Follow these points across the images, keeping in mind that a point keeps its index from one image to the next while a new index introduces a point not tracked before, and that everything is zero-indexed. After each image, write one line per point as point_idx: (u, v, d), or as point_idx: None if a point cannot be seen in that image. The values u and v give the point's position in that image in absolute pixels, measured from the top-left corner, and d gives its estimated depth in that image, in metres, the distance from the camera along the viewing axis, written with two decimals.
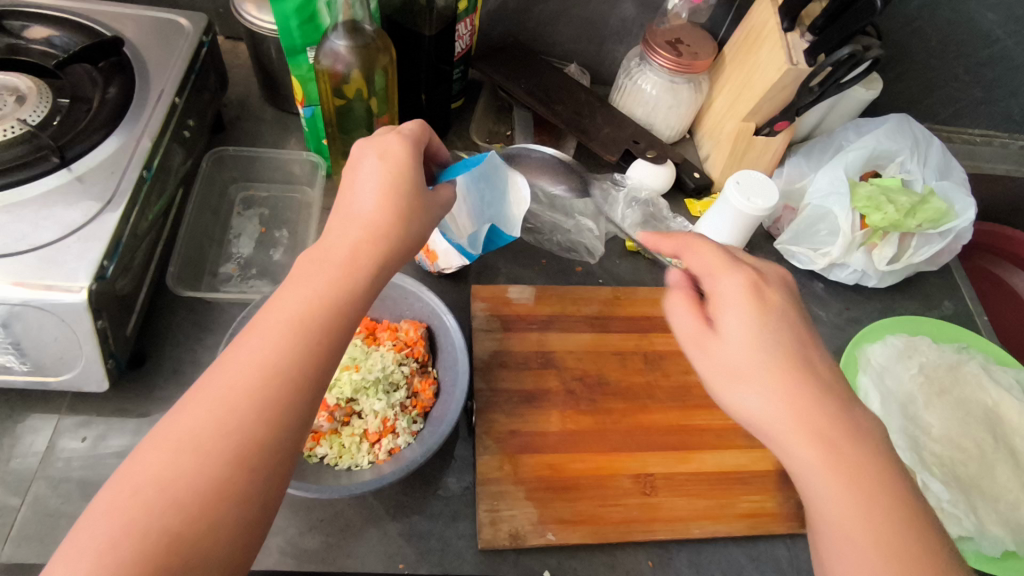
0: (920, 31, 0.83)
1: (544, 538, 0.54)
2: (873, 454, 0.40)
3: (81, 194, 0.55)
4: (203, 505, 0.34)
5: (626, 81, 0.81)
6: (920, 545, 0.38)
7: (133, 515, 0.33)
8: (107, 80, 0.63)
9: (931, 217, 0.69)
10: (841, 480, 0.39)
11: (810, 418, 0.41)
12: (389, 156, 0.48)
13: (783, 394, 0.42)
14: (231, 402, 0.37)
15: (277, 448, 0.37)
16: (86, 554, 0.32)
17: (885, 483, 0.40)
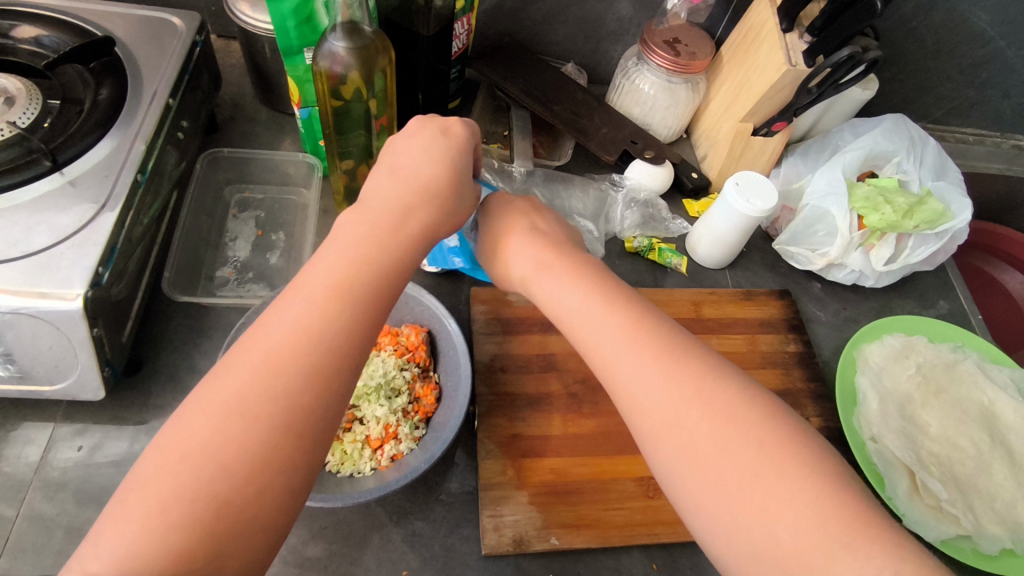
0: (916, 31, 0.83)
1: (547, 543, 0.54)
2: (606, 280, 0.49)
3: (75, 198, 0.54)
4: (251, 471, 0.34)
5: (623, 81, 0.81)
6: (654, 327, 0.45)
7: (174, 482, 0.33)
8: (99, 82, 0.61)
9: (928, 218, 0.70)
10: (581, 291, 0.48)
11: (558, 262, 0.51)
12: (453, 134, 0.51)
13: (537, 252, 0.52)
14: (278, 369, 0.36)
15: (322, 417, 0.37)
16: (133, 517, 0.32)
17: (619, 295, 0.48)
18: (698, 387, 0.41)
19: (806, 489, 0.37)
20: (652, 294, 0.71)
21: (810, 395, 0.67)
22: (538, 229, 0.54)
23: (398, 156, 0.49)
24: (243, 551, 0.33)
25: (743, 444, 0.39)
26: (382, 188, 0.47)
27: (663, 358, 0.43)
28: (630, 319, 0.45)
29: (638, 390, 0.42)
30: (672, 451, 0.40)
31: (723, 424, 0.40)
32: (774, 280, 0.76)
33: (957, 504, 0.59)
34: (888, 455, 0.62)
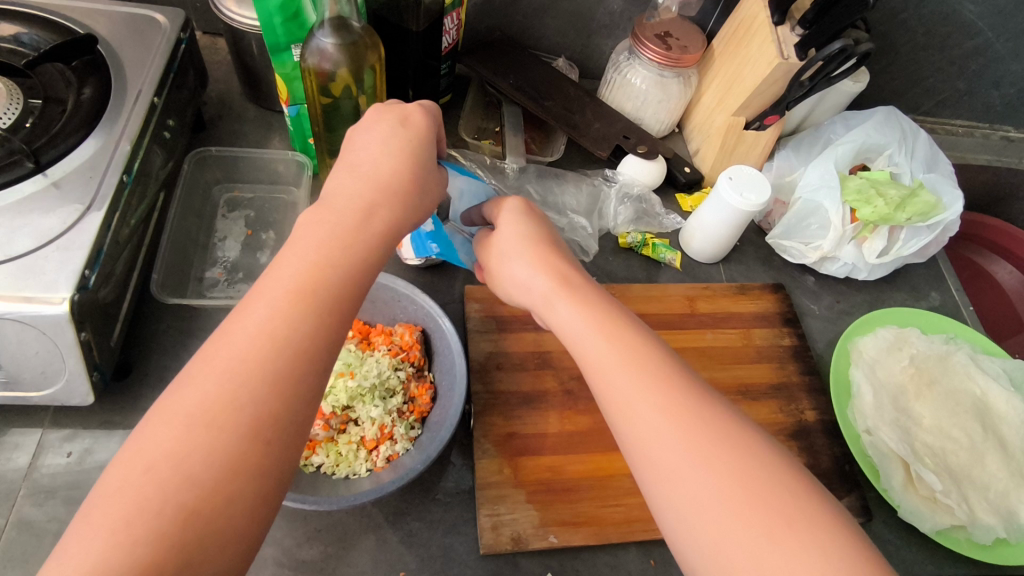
0: (906, 23, 0.83)
1: (545, 541, 0.54)
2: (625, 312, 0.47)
3: (59, 200, 0.52)
4: (218, 480, 0.33)
5: (615, 75, 0.80)
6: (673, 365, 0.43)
7: (142, 493, 0.32)
8: (82, 81, 0.60)
9: (920, 210, 0.70)
10: (594, 321, 0.46)
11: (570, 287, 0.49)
12: (412, 125, 0.50)
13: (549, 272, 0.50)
14: (240, 376, 0.36)
15: (292, 422, 0.36)
16: (99, 532, 0.31)
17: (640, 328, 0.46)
18: (717, 432, 0.40)
19: (814, 541, 0.36)
20: (646, 289, 0.71)
21: (805, 388, 0.67)
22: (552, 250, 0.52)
23: (362, 153, 0.48)
24: (217, 559, 0.32)
25: (758, 497, 0.37)
26: (347, 187, 0.46)
27: (674, 396, 0.41)
28: (638, 347, 0.44)
29: (650, 423, 0.41)
30: (681, 487, 0.38)
31: (730, 466, 0.38)
32: (768, 273, 0.76)
33: (951, 495, 0.60)
34: (884, 447, 0.62)
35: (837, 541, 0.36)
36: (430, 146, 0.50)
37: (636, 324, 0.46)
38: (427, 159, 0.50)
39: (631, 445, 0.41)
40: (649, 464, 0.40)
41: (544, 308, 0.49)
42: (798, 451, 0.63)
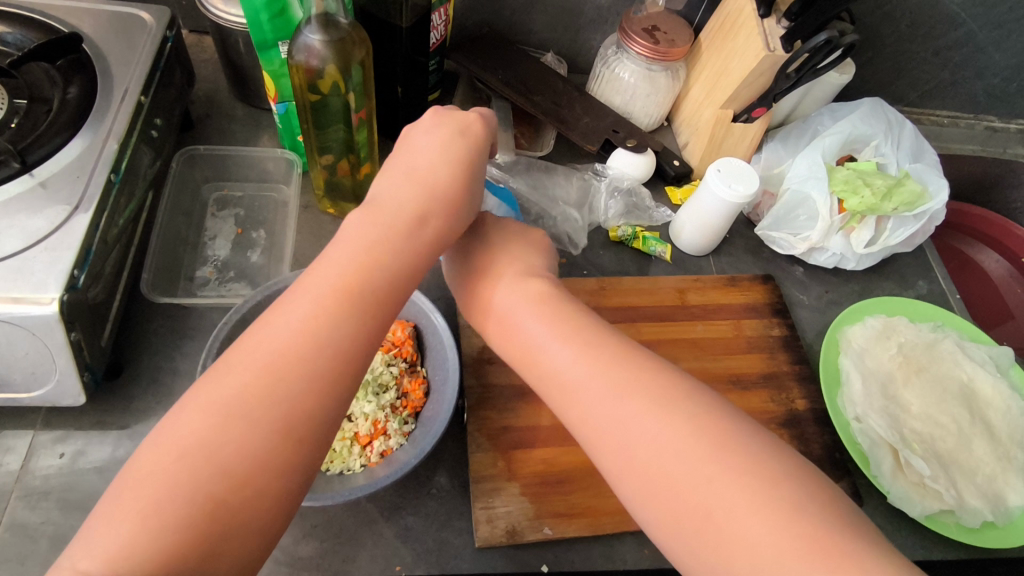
0: (891, 14, 0.84)
1: (540, 533, 0.54)
2: (559, 300, 0.50)
3: (47, 200, 0.52)
4: (248, 474, 0.34)
5: (603, 70, 0.80)
6: (602, 344, 0.46)
7: (170, 482, 0.32)
8: (67, 80, 0.60)
9: (906, 199, 0.71)
10: (534, 312, 0.49)
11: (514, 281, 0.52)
12: (470, 133, 0.51)
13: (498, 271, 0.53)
14: (278, 373, 0.36)
15: (325, 422, 0.36)
16: (126, 517, 0.31)
17: (572, 315, 0.48)
18: (643, 402, 0.42)
19: (747, 487, 0.37)
20: (637, 282, 0.71)
21: (796, 377, 0.68)
22: (504, 254, 0.54)
23: (415, 157, 0.49)
24: (240, 549, 0.33)
25: (691, 455, 0.39)
26: (394, 190, 0.46)
27: (604, 375, 0.44)
28: (604, 353, 0.45)
29: (586, 406, 0.43)
30: (623, 462, 0.41)
31: (661, 431, 0.40)
32: (757, 265, 0.77)
33: (940, 480, 0.60)
34: (873, 434, 0.63)
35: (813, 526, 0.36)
36: (483, 157, 0.51)
37: (602, 328, 0.47)
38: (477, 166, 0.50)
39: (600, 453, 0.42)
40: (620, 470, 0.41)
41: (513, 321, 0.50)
42: (790, 439, 0.64)
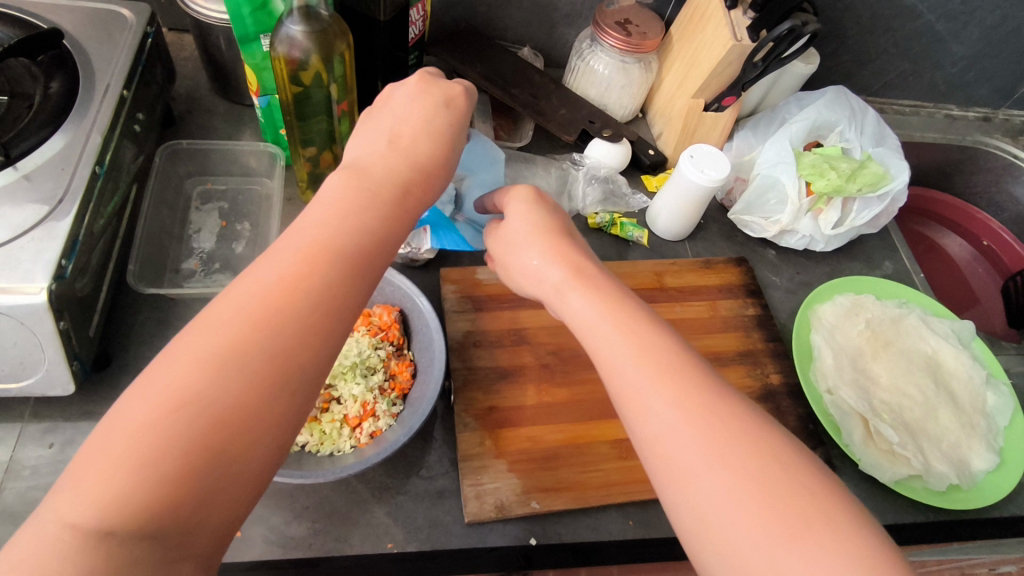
0: (852, 8, 0.88)
1: (527, 507, 0.56)
2: (629, 296, 0.47)
3: (29, 193, 0.53)
4: (245, 424, 0.34)
5: (579, 63, 0.83)
6: (676, 349, 0.43)
7: (164, 427, 0.32)
8: (48, 75, 0.60)
9: (869, 181, 0.74)
10: (602, 304, 0.46)
11: (575, 268, 0.49)
12: (453, 107, 0.52)
13: (554, 254, 0.50)
14: (273, 326, 0.37)
15: (313, 377, 0.38)
16: (122, 465, 0.31)
17: (642, 315, 0.45)
18: (721, 420, 0.39)
19: (823, 531, 0.36)
20: (616, 267, 0.73)
21: (770, 353, 0.70)
22: (561, 239, 0.51)
23: (398, 122, 0.49)
24: (231, 500, 0.34)
25: (765, 487, 0.37)
26: (380, 159, 0.46)
27: (679, 383, 0.41)
28: (657, 348, 0.43)
29: (658, 407, 0.40)
30: (692, 468, 0.38)
31: (740, 456, 0.38)
32: (731, 249, 0.79)
33: (908, 446, 0.64)
34: (845, 406, 0.65)
35: (860, 545, 0.35)
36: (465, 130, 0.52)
37: (655, 321, 0.45)
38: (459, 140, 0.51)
39: (642, 445, 0.40)
40: (663, 465, 0.39)
41: (558, 299, 0.48)
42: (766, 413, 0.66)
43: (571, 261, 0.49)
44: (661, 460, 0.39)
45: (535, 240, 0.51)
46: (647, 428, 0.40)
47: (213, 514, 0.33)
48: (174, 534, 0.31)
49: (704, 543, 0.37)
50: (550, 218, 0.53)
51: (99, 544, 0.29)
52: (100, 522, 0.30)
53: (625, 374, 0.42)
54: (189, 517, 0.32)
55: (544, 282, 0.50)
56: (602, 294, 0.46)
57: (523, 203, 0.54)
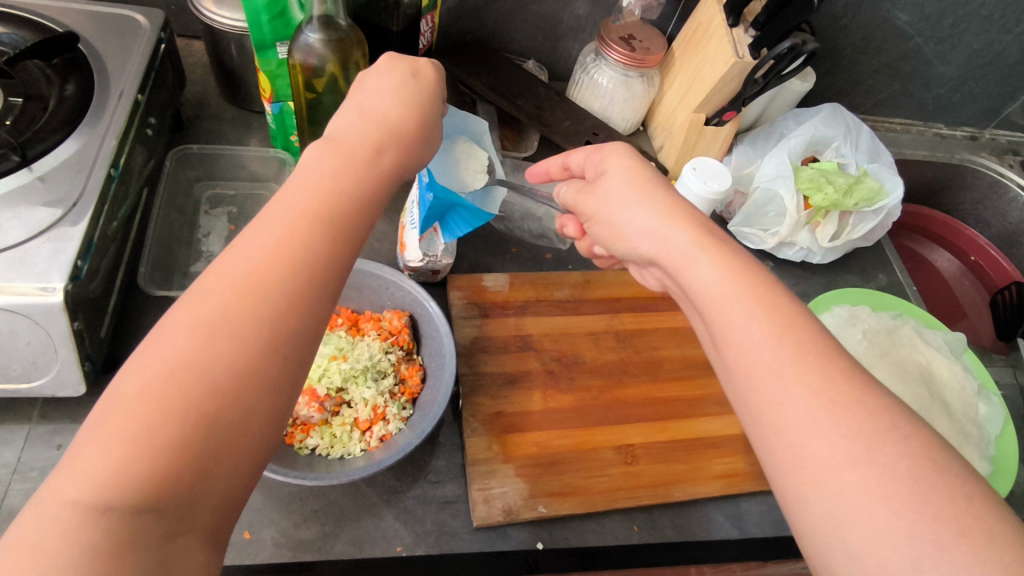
0: (847, 28, 0.91)
1: (535, 511, 0.57)
2: (758, 266, 0.44)
3: (45, 194, 0.53)
4: (238, 392, 0.35)
5: (583, 76, 0.85)
6: (809, 326, 0.40)
7: (161, 400, 0.33)
8: (63, 78, 0.60)
9: (866, 196, 0.76)
10: (733, 274, 0.43)
11: (698, 234, 0.46)
12: (421, 78, 0.52)
13: (672, 218, 0.47)
14: (261, 293, 0.37)
15: (303, 339, 0.39)
16: (118, 438, 0.31)
17: (773, 288, 0.42)
18: (862, 405, 0.36)
19: (978, 530, 0.32)
20: (618, 276, 0.75)
21: None
22: (679, 205, 0.48)
23: (366, 96, 0.50)
24: (228, 474, 0.34)
25: (912, 480, 0.34)
26: (351, 128, 0.47)
27: (817, 364, 0.38)
28: (796, 328, 0.40)
29: (798, 388, 0.37)
30: (833, 456, 0.35)
31: (885, 444, 0.35)
32: None
33: None
34: None
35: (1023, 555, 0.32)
36: (436, 105, 0.53)
37: (791, 299, 0.42)
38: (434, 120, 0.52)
39: (770, 425, 0.38)
40: (799, 452, 0.36)
41: (679, 262, 0.46)
42: None
43: (693, 226, 0.47)
44: (797, 446, 0.37)
45: (645, 203, 0.49)
46: (787, 409, 0.37)
47: (211, 488, 0.33)
48: (176, 507, 0.31)
49: (837, 541, 0.34)
50: (656, 181, 0.51)
51: (98, 520, 0.29)
52: (100, 499, 0.30)
53: (760, 351, 0.39)
54: (190, 490, 0.32)
55: (659, 246, 0.47)
56: (733, 265, 0.44)
57: (628, 166, 0.53)
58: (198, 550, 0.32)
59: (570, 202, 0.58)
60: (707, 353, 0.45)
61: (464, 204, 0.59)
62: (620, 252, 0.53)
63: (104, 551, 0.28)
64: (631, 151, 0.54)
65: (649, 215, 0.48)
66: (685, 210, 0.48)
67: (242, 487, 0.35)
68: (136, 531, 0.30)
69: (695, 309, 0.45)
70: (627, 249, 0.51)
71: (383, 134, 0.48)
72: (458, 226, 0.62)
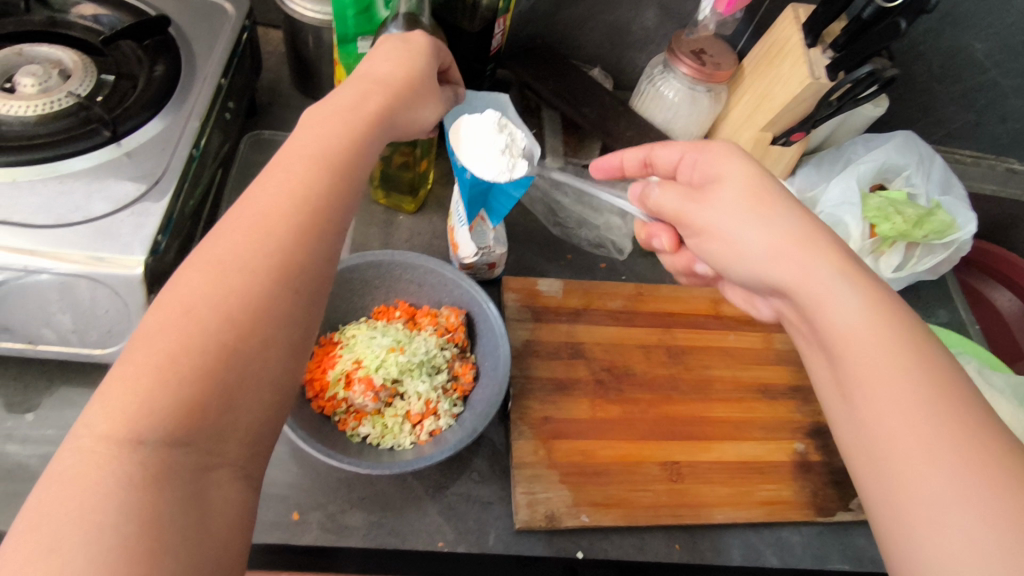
0: (924, 54, 0.88)
1: (578, 519, 0.56)
2: (895, 307, 0.43)
3: (131, 169, 0.55)
4: (253, 322, 0.36)
5: (648, 87, 0.84)
6: (945, 379, 0.39)
7: (184, 332, 0.34)
8: (153, 59, 0.63)
9: (936, 229, 0.74)
10: (868, 315, 0.43)
11: (834, 265, 0.45)
12: (413, 43, 0.53)
13: (804, 242, 0.47)
14: (266, 230, 0.39)
15: (311, 276, 0.39)
16: (141, 370, 0.32)
17: (909, 331, 0.42)
18: (1003, 474, 0.35)
19: None
20: (672, 291, 0.74)
21: None
22: (821, 232, 0.47)
23: (372, 69, 0.51)
24: (255, 405, 0.35)
25: None
26: (345, 94, 0.48)
27: (955, 421, 0.38)
28: (938, 381, 0.39)
29: (930, 446, 0.37)
30: (958, 524, 0.35)
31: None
32: None
33: None
34: None
35: None
36: (435, 65, 0.54)
37: (933, 347, 0.41)
38: (432, 76, 0.54)
39: (892, 484, 0.38)
40: (918, 516, 0.36)
41: (802, 295, 0.46)
42: (816, 450, 0.66)
43: (828, 258, 0.46)
44: (918, 505, 0.36)
45: (774, 224, 0.48)
46: (909, 462, 0.37)
47: (238, 419, 0.35)
48: (205, 439, 0.33)
49: None
50: (773, 191, 0.49)
51: (132, 454, 0.30)
52: (131, 431, 0.31)
53: (893, 399, 0.39)
54: (219, 421, 0.34)
55: (797, 278, 0.46)
56: (871, 310, 0.43)
57: (749, 174, 0.51)
58: (230, 486, 0.34)
59: (667, 206, 0.56)
60: (824, 388, 0.46)
61: (498, 186, 0.59)
62: (732, 272, 0.53)
63: (141, 481, 0.30)
64: (745, 154, 0.52)
65: (778, 241, 0.48)
66: (820, 241, 0.47)
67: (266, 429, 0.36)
68: (169, 464, 0.31)
69: (825, 350, 0.45)
70: (746, 270, 0.51)
71: (390, 99, 0.49)
72: (501, 206, 0.61)
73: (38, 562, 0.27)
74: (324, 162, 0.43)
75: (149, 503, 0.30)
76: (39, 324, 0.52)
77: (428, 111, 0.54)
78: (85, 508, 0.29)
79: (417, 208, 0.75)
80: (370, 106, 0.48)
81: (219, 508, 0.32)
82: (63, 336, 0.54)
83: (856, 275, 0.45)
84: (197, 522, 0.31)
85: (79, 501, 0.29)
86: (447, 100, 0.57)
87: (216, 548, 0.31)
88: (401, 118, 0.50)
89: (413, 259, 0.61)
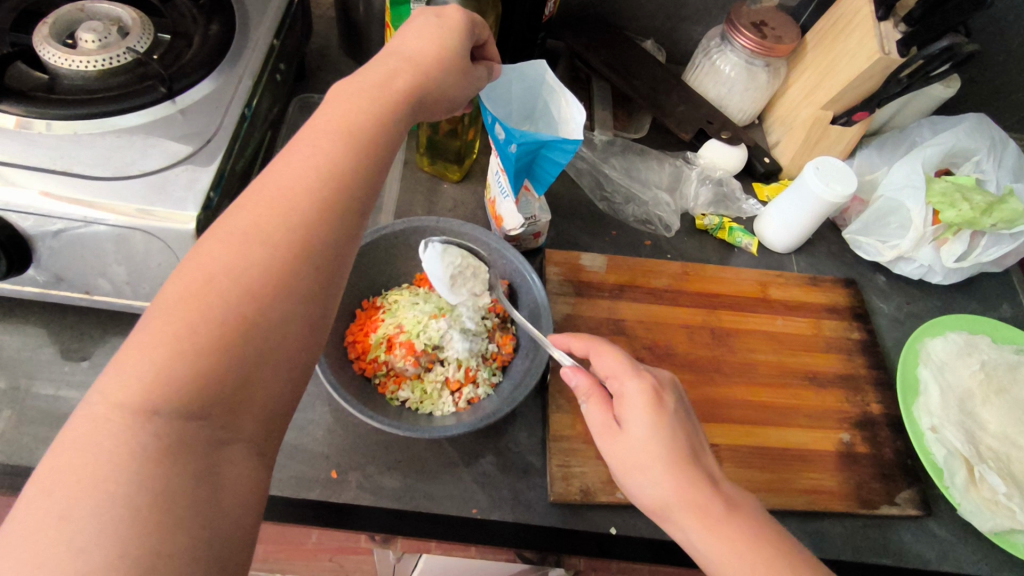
0: (1004, 32, 0.83)
1: (613, 495, 0.56)
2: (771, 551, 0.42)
3: (184, 126, 0.55)
4: (272, 298, 0.36)
5: (704, 61, 0.81)
6: None
7: (206, 306, 0.34)
8: (208, 19, 0.63)
9: (1007, 217, 0.69)
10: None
11: (689, 510, 0.42)
12: (448, 18, 0.50)
13: (672, 486, 0.43)
14: (291, 200, 0.39)
15: (333, 248, 0.39)
16: (160, 343, 0.33)
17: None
18: None
19: None
20: (718, 271, 0.72)
21: (872, 381, 0.68)
22: (649, 461, 0.44)
23: (407, 46, 0.49)
24: (269, 383, 0.36)
25: None
26: (382, 67, 0.47)
27: None
28: None
29: None
30: None
31: None
32: (838, 268, 0.77)
33: (1014, 499, 0.59)
34: (949, 445, 0.62)
35: None
36: (469, 40, 0.51)
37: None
38: (468, 54, 0.50)
39: None
40: None
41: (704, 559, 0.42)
42: (863, 441, 0.64)
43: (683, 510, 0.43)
44: None
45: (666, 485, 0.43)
46: None
47: (254, 395, 0.35)
48: (217, 415, 0.34)
49: None
50: (663, 443, 0.44)
51: (144, 425, 0.31)
52: (144, 404, 0.32)
53: None
54: (234, 398, 0.34)
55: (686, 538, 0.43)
56: (759, 564, 0.41)
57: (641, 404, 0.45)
58: (244, 462, 0.34)
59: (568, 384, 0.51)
60: None
61: (549, 144, 0.56)
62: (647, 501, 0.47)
63: (155, 453, 0.31)
64: (637, 376, 0.47)
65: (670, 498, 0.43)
66: (707, 496, 0.43)
67: (286, 399, 0.37)
68: (184, 437, 0.32)
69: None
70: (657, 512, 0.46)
71: (420, 79, 0.47)
72: (547, 172, 0.60)
73: (50, 529, 0.28)
74: (372, 136, 0.43)
75: (160, 475, 0.31)
76: (97, 274, 0.54)
77: (458, 87, 0.51)
78: (100, 477, 0.30)
79: (463, 176, 0.74)
80: (403, 82, 0.46)
81: (232, 484, 0.33)
82: (117, 288, 0.56)
83: (734, 511, 0.43)
84: (209, 499, 0.32)
85: (92, 471, 0.30)
86: (479, 77, 0.53)
87: (225, 526, 0.32)
88: (432, 100, 0.49)
89: (458, 227, 0.61)
